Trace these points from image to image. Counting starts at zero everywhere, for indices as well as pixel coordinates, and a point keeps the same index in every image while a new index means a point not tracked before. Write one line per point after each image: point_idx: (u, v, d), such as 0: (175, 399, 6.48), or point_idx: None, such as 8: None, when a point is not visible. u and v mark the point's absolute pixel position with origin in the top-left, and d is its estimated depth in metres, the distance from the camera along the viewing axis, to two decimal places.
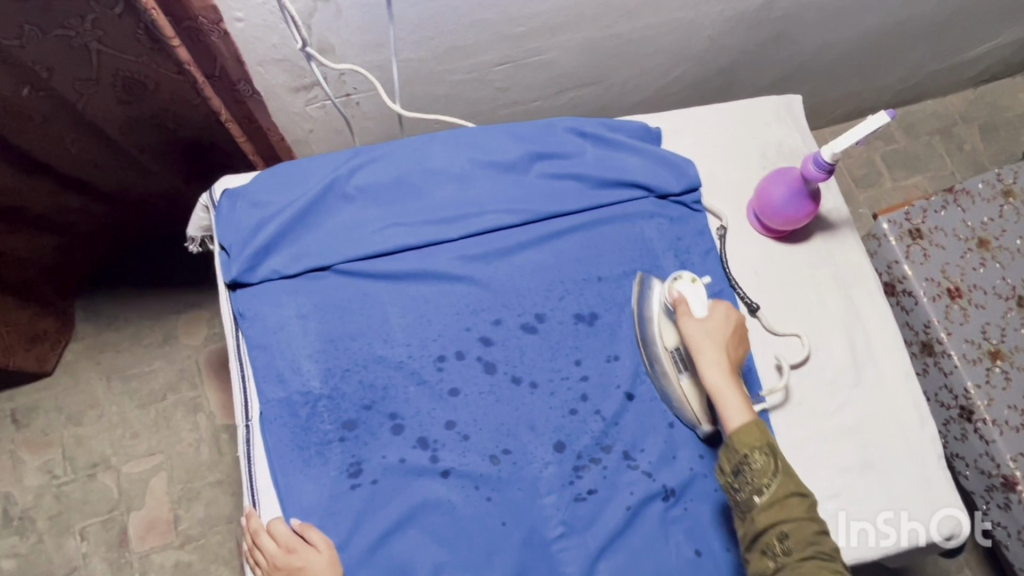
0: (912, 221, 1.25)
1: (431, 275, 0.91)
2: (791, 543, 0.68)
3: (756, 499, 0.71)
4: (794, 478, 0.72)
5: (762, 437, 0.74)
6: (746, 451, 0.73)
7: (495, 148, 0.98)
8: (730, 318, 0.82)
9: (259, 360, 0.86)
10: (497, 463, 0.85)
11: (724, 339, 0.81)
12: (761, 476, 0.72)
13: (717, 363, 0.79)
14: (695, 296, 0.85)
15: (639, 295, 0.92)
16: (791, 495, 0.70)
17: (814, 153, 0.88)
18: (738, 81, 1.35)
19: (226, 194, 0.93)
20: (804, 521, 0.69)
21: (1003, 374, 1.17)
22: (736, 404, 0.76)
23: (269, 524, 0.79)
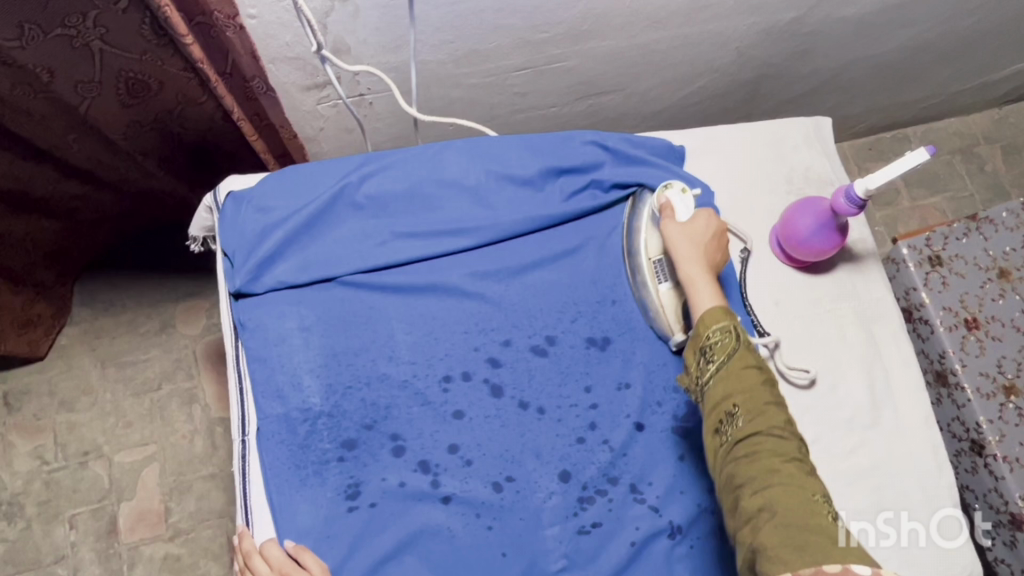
0: (932, 247, 1.21)
1: (440, 291, 0.88)
2: (744, 418, 0.67)
3: (713, 377, 0.70)
4: (755, 353, 0.70)
5: (725, 316, 0.72)
6: (708, 331, 0.71)
7: (512, 160, 0.94)
8: (710, 219, 0.81)
9: (259, 373, 0.83)
10: (499, 491, 0.82)
11: (703, 238, 0.80)
12: (720, 353, 0.70)
13: (693, 257, 0.79)
14: (681, 204, 0.87)
15: (631, 208, 0.94)
16: (749, 372, 0.68)
17: (846, 186, 0.84)
18: (762, 94, 1.31)
19: (230, 196, 0.89)
20: (760, 398, 0.67)
21: (1016, 410, 1.14)
22: (706, 291, 0.76)
23: (262, 546, 0.76)
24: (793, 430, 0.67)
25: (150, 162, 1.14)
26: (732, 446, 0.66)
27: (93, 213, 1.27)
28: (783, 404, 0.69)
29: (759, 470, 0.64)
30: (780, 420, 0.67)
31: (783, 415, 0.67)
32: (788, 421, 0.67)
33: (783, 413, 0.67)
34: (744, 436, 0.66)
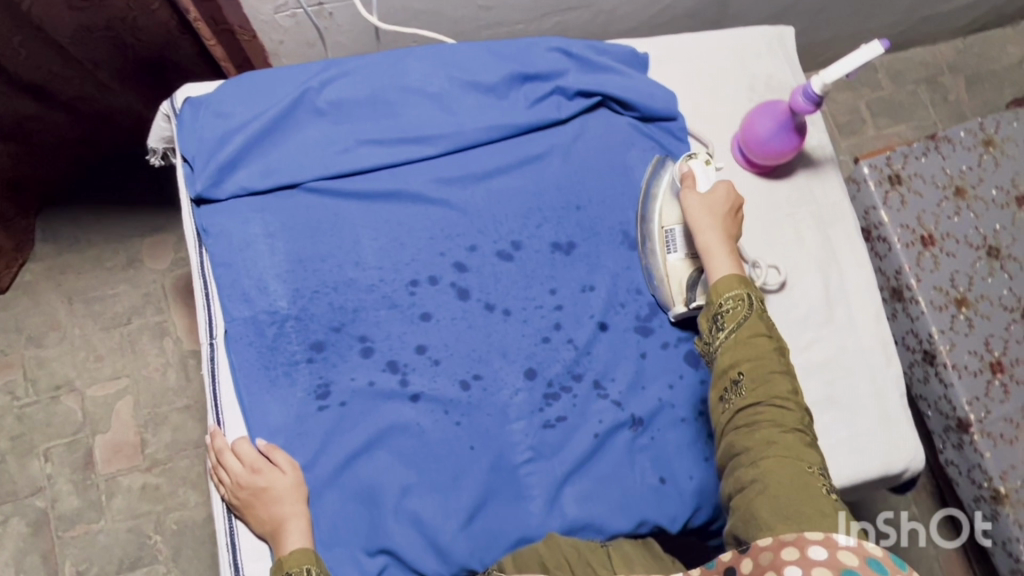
0: (893, 166, 1.24)
1: (405, 197, 0.88)
2: (747, 387, 0.70)
3: (722, 345, 0.73)
4: (768, 326, 0.73)
5: (739, 285, 0.75)
6: (720, 300, 0.75)
7: (476, 67, 0.93)
8: (731, 194, 0.83)
9: (224, 278, 0.83)
10: (467, 389, 0.84)
11: (725, 211, 0.82)
12: (731, 323, 0.73)
13: (712, 228, 0.80)
14: (703, 175, 0.87)
15: (652, 173, 0.92)
16: (758, 339, 0.72)
17: (804, 84, 0.85)
18: (729, 15, 1.30)
19: (188, 101, 0.87)
20: (766, 369, 0.70)
21: (966, 321, 1.20)
22: (725, 260, 0.78)
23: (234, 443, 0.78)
24: (800, 405, 0.69)
25: (103, 73, 1.13)
26: (734, 414, 0.70)
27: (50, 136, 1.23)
28: (793, 378, 0.71)
29: (756, 437, 0.67)
30: (786, 392, 0.69)
31: (790, 389, 0.69)
32: (796, 396, 0.69)
33: (791, 387, 0.70)
34: (746, 404, 0.69)
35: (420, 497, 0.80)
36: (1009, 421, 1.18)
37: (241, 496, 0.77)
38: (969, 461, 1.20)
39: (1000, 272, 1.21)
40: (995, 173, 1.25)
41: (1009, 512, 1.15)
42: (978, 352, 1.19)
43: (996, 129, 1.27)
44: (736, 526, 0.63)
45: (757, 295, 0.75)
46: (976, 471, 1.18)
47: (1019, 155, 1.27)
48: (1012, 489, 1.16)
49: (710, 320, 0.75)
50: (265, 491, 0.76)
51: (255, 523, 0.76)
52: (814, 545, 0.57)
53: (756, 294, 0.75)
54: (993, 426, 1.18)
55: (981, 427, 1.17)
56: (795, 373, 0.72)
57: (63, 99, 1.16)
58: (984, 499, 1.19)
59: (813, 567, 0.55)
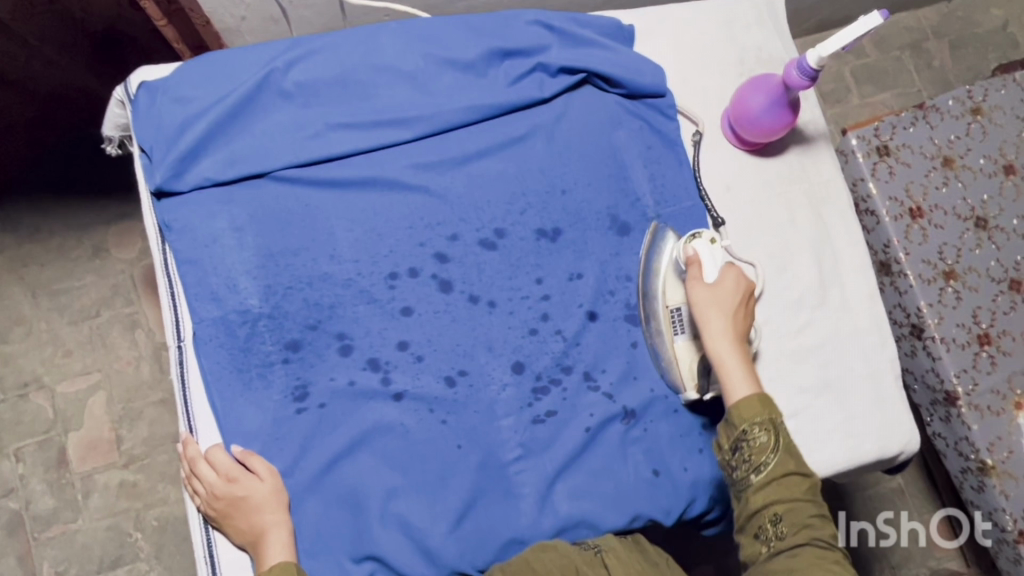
0: (881, 137, 1.21)
1: (380, 184, 0.84)
2: (786, 530, 0.67)
3: (754, 480, 0.70)
4: (798, 460, 0.70)
5: (763, 410, 0.71)
6: (746, 428, 0.71)
7: (452, 43, 0.88)
8: (741, 287, 0.79)
9: (190, 276, 0.78)
10: (452, 385, 0.81)
11: (734, 308, 0.77)
12: (760, 456, 0.70)
13: (723, 333, 0.76)
14: (710, 258, 0.81)
15: (649, 245, 0.87)
16: (789, 475, 0.69)
17: (798, 58, 0.81)
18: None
19: (142, 86, 0.81)
20: (804, 511, 0.68)
21: (955, 294, 1.18)
22: (740, 373, 0.74)
23: (207, 452, 0.75)
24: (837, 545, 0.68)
25: (49, 48, 1.09)
26: (773, 554, 0.67)
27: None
28: (826, 516, 0.69)
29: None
30: (823, 533, 0.68)
31: (826, 529, 0.68)
32: (832, 536, 0.68)
33: (826, 527, 0.68)
34: (787, 547, 0.67)
35: (406, 500, 0.77)
36: (997, 393, 1.16)
37: (218, 507, 0.73)
38: (956, 434, 1.19)
39: (988, 243, 1.19)
40: (983, 141, 1.23)
41: (996, 483, 1.14)
42: (966, 325, 1.17)
43: (985, 97, 1.24)
44: None
45: (781, 420, 0.72)
46: (964, 443, 1.17)
47: (1008, 123, 1.23)
48: (1000, 461, 1.15)
49: (733, 447, 0.72)
50: (243, 501, 0.72)
51: (233, 533, 0.73)
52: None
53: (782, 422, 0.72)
54: (981, 399, 1.16)
55: (969, 400, 1.16)
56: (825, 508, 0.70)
57: (10, 77, 1.13)
58: (971, 470, 1.18)
59: None
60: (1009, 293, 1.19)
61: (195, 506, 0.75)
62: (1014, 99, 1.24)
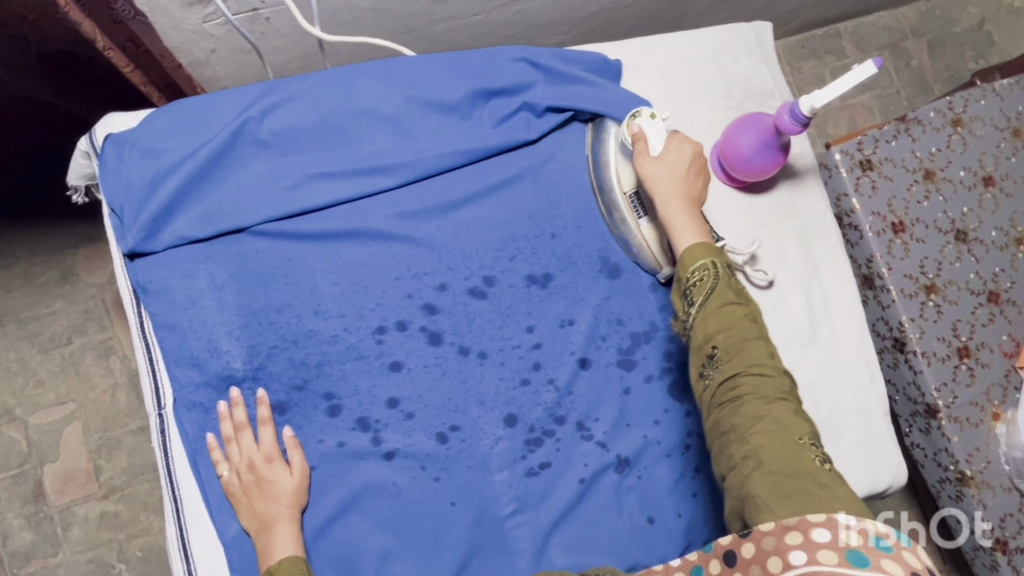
0: (864, 151, 1.20)
1: (364, 235, 0.81)
2: (725, 361, 0.66)
3: (693, 319, 0.69)
4: (737, 290, 0.69)
5: (705, 254, 0.70)
6: (690, 274, 0.70)
7: (434, 82, 0.85)
8: (688, 146, 0.77)
9: (169, 341, 0.76)
10: (444, 441, 0.79)
11: (684, 169, 0.76)
12: (701, 295, 0.69)
13: (672, 193, 0.75)
14: (654, 131, 0.80)
15: (592, 138, 0.87)
16: (728, 308, 0.67)
17: (790, 102, 0.80)
18: (690, 12, 1.21)
19: (110, 138, 0.77)
20: (742, 337, 0.66)
21: (935, 307, 1.18)
22: (686, 223, 0.74)
23: (261, 422, 0.75)
24: (779, 369, 0.65)
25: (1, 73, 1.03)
26: (717, 390, 0.66)
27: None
28: (768, 342, 0.67)
29: (743, 415, 0.63)
30: (764, 360, 0.65)
31: (767, 353, 0.66)
32: (773, 360, 0.66)
33: (766, 352, 0.66)
34: (727, 379, 0.65)
35: (401, 561, 0.76)
36: (976, 404, 1.17)
37: (244, 487, 0.73)
38: (935, 445, 1.19)
39: (968, 256, 1.20)
40: (963, 154, 1.23)
41: (975, 492, 1.14)
42: (946, 338, 1.17)
43: (966, 108, 1.24)
44: (740, 508, 0.59)
45: (724, 260, 0.71)
46: (942, 454, 1.17)
47: (987, 133, 1.24)
48: (978, 471, 1.15)
49: (681, 293, 0.71)
50: (270, 486, 0.72)
51: (244, 514, 0.72)
52: (816, 528, 0.53)
53: (721, 258, 0.71)
54: (961, 411, 1.16)
55: (949, 412, 1.16)
56: (769, 335, 0.68)
57: None
58: (949, 480, 1.18)
59: (816, 550, 0.52)
60: (989, 305, 1.20)
61: (219, 474, 0.73)
62: (993, 110, 1.25)
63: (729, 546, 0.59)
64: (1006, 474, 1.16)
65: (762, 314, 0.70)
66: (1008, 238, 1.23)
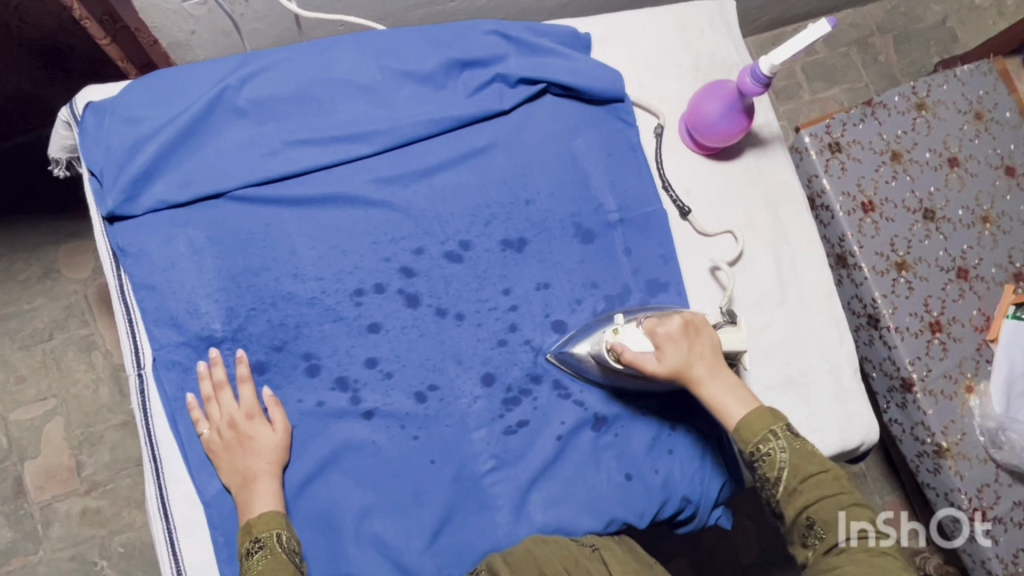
0: (832, 134, 1.23)
1: (342, 201, 0.83)
2: (824, 531, 0.68)
3: (779, 495, 0.71)
4: (811, 458, 0.71)
5: (763, 424, 0.72)
6: (752, 448, 0.71)
7: (410, 56, 0.87)
8: (675, 326, 0.76)
9: (148, 303, 0.77)
10: (423, 401, 0.81)
11: (688, 354, 0.75)
12: (773, 469, 0.71)
13: (701, 381, 0.75)
14: (636, 342, 0.78)
15: (574, 371, 0.83)
16: (808, 477, 0.70)
17: (751, 65, 0.83)
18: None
19: (89, 107, 0.79)
20: (836, 503, 0.68)
21: (907, 284, 1.19)
22: (728, 395, 0.74)
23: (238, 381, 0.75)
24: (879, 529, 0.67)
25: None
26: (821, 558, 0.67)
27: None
28: (861, 502, 0.69)
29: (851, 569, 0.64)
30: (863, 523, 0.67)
31: (862, 516, 0.68)
32: (872, 521, 0.67)
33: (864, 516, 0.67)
34: (832, 548, 0.67)
35: (381, 519, 0.76)
36: (949, 377, 1.17)
37: (225, 444, 0.73)
38: (913, 420, 1.18)
39: (936, 233, 1.21)
40: (928, 136, 1.25)
41: (951, 464, 1.14)
42: (918, 314, 1.18)
43: (929, 92, 1.27)
44: None
45: (782, 425, 0.72)
46: (920, 428, 1.17)
47: (950, 117, 1.26)
48: (954, 443, 1.15)
49: (750, 466, 0.72)
50: (251, 443, 0.73)
51: (224, 471, 0.73)
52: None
53: (781, 423, 0.72)
54: (935, 384, 1.16)
55: (924, 385, 1.16)
56: (862, 496, 0.70)
57: None
58: (926, 454, 1.17)
59: None
60: (958, 281, 1.20)
61: (198, 432, 0.74)
62: (956, 93, 1.27)
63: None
64: (981, 446, 1.16)
65: (847, 473, 0.72)
66: (974, 216, 1.23)
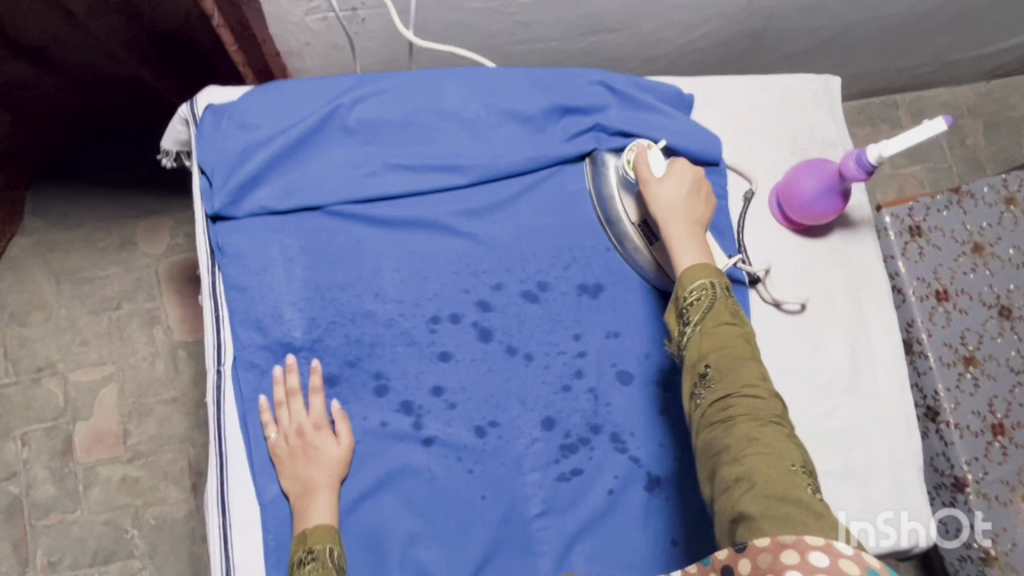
0: (914, 217, 1.19)
1: (430, 228, 0.85)
2: (716, 379, 0.63)
3: (687, 338, 0.67)
4: (732, 312, 0.67)
5: (705, 274, 0.69)
6: (681, 291, 0.69)
7: (516, 95, 0.89)
8: (692, 174, 0.79)
9: (237, 303, 0.79)
10: (482, 435, 0.81)
11: (685, 193, 0.77)
12: (697, 313, 0.67)
13: (679, 216, 0.76)
14: (655, 159, 0.81)
15: (593, 177, 0.89)
16: (721, 326, 0.66)
17: (857, 151, 0.82)
18: (760, 49, 1.27)
19: (210, 108, 0.82)
20: (735, 358, 0.64)
21: (973, 380, 1.15)
22: (687, 243, 0.74)
23: (310, 391, 0.77)
24: (773, 394, 0.62)
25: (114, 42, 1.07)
26: (707, 409, 0.63)
27: (38, 105, 1.19)
28: (763, 366, 0.65)
29: (735, 437, 0.59)
30: (756, 382, 0.63)
31: (758, 375, 0.63)
32: (765, 383, 0.63)
33: (760, 375, 0.63)
34: (717, 399, 0.62)
35: (427, 547, 0.77)
36: (1005, 483, 1.12)
37: (289, 450, 0.75)
38: (960, 522, 1.13)
39: (1011, 332, 1.17)
40: (1014, 232, 1.21)
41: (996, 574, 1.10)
42: (981, 414, 1.14)
43: (1020, 188, 1.22)
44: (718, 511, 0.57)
45: (722, 282, 0.69)
46: (967, 531, 1.12)
47: None
48: (1003, 552, 1.10)
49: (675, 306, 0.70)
50: (316, 454, 0.75)
51: (285, 477, 0.75)
52: (815, 551, 0.48)
53: (721, 280, 0.70)
54: (990, 488, 1.12)
55: (978, 488, 1.11)
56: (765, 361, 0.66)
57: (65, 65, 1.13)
58: (970, 559, 1.13)
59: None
60: None
61: (266, 436, 0.76)
62: None
63: (726, 562, 0.52)
64: None
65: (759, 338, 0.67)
66: None
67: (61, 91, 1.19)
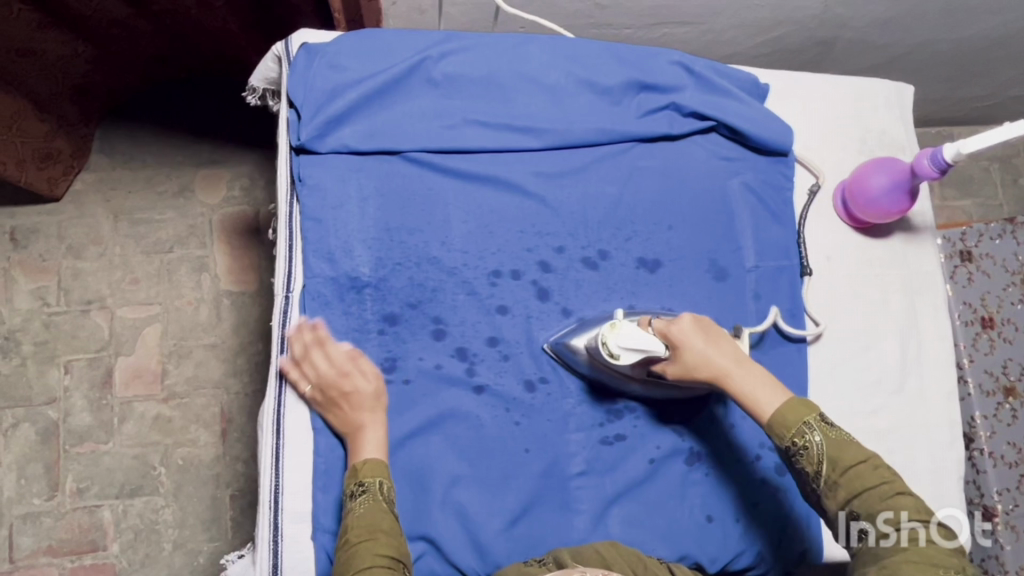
0: (966, 242, 1.14)
1: (501, 184, 0.87)
2: (865, 522, 0.66)
3: (820, 488, 0.70)
4: (849, 448, 0.69)
5: (800, 416, 0.71)
6: (788, 442, 0.71)
7: (596, 67, 0.91)
8: (685, 325, 0.77)
9: (311, 233, 0.82)
10: (531, 390, 0.83)
11: (705, 343, 0.77)
12: (812, 462, 0.70)
13: (727, 366, 0.76)
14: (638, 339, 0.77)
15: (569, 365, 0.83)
16: (848, 468, 0.68)
17: (932, 149, 0.83)
18: (827, 59, 1.27)
19: (304, 47, 0.85)
20: (879, 496, 0.66)
21: (1011, 411, 1.10)
22: (760, 388, 0.74)
23: (323, 342, 0.78)
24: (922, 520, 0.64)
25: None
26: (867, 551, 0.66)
27: (126, 47, 1.22)
28: (905, 492, 0.67)
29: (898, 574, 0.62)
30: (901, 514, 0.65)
31: (901, 506, 0.65)
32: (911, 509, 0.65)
33: (904, 504, 0.65)
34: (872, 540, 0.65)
35: (468, 490, 0.79)
36: None
37: (324, 399, 0.77)
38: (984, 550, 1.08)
39: None
40: None
41: None
42: (1018, 445, 1.09)
43: None
44: None
45: (819, 416, 0.71)
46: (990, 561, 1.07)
47: None
48: None
49: (789, 460, 0.72)
50: (348, 397, 0.76)
51: (331, 419, 0.77)
52: None
53: (816, 415, 0.71)
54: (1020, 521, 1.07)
55: (1007, 518, 1.07)
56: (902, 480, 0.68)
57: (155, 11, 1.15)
58: None
59: None
60: None
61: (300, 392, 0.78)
62: None
63: None
64: None
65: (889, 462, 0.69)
66: None
67: (150, 36, 1.22)
